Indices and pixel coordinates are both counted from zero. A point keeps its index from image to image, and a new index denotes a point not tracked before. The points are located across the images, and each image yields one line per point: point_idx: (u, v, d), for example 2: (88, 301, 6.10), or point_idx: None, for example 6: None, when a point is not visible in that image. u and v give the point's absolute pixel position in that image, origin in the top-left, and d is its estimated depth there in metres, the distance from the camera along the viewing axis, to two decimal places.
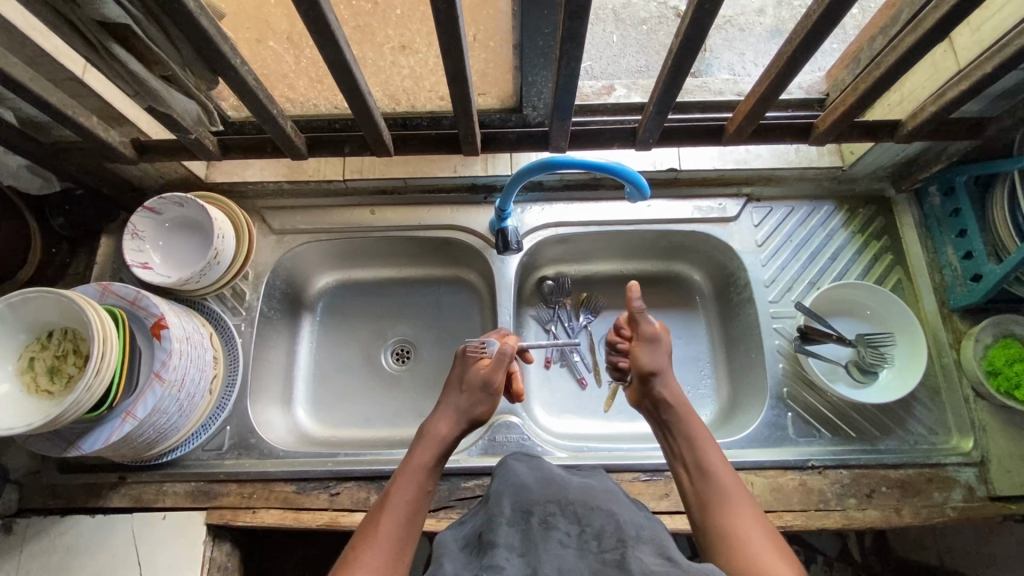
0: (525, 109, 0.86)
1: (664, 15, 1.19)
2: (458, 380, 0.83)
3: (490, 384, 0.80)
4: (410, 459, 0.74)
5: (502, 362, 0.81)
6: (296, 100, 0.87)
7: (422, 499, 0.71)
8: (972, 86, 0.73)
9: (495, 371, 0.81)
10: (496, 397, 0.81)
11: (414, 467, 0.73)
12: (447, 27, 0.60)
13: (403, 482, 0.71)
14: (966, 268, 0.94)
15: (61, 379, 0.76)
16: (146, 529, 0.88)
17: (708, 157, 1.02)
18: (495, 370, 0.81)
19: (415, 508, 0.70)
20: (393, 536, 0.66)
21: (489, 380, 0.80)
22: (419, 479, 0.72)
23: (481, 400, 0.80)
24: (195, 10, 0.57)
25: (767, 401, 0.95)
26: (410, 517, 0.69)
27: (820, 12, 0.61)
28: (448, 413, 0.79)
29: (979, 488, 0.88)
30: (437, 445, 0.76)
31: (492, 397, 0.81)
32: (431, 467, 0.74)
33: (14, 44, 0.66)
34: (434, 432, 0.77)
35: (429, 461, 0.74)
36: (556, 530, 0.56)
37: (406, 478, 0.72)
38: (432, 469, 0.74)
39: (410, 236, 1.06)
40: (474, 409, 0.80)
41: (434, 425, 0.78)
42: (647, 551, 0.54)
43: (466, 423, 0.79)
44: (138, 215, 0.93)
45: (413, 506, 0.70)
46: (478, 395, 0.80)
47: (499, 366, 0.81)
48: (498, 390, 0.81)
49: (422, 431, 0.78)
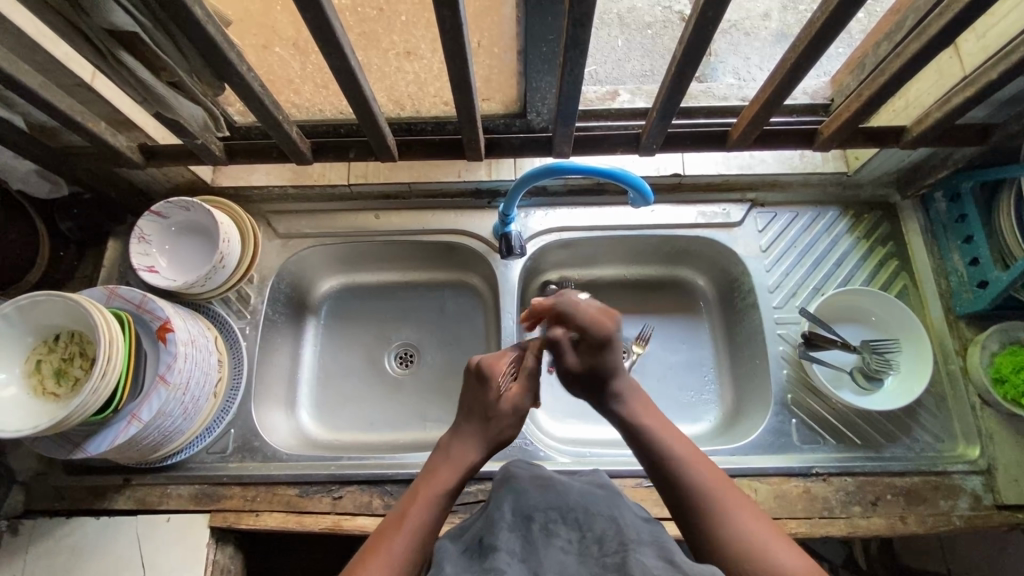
0: (529, 115, 0.86)
1: (669, 19, 1.19)
2: (480, 404, 0.75)
3: (519, 410, 0.75)
4: (432, 477, 0.70)
5: (530, 385, 0.75)
6: (302, 105, 0.87)
7: (438, 523, 0.67)
8: (978, 93, 0.72)
9: (524, 395, 0.75)
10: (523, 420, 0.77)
11: (435, 488, 0.69)
12: (452, 34, 0.60)
13: (421, 502, 0.68)
14: (972, 275, 0.94)
15: (68, 381, 0.77)
16: (151, 531, 0.88)
17: (712, 162, 1.03)
18: (524, 393, 0.75)
19: (430, 533, 0.65)
20: (402, 557, 0.62)
21: (518, 407, 0.75)
22: (439, 503, 0.68)
23: (507, 425, 0.75)
24: (203, 18, 0.57)
25: (771, 407, 0.95)
26: (424, 539, 0.64)
27: (825, 19, 0.61)
28: (472, 437, 0.74)
29: (985, 496, 0.88)
30: (461, 469, 0.71)
31: (518, 420, 0.76)
32: (452, 491, 0.70)
33: (25, 51, 0.67)
34: (459, 455, 0.72)
35: (451, 485, 0.70)
36: (557, 536, 0.57)
37: (424, 498, 0.68)
38: (452, 492, 0.70)
39: (414, 240, 1.07)
40: (501, 435, 0.75)
41: (459, 448, 0.73)
42: (649, 553, 0.53)
43: (490, 447, 0.74)
44: (144, 219, 0.93)
45: (429, 530, 0.65)
46: (506, 420, 0.74)
47: (528, 387, 0.75)
48: (525, 411, 0.76)
49: (445, 452, 0.73)
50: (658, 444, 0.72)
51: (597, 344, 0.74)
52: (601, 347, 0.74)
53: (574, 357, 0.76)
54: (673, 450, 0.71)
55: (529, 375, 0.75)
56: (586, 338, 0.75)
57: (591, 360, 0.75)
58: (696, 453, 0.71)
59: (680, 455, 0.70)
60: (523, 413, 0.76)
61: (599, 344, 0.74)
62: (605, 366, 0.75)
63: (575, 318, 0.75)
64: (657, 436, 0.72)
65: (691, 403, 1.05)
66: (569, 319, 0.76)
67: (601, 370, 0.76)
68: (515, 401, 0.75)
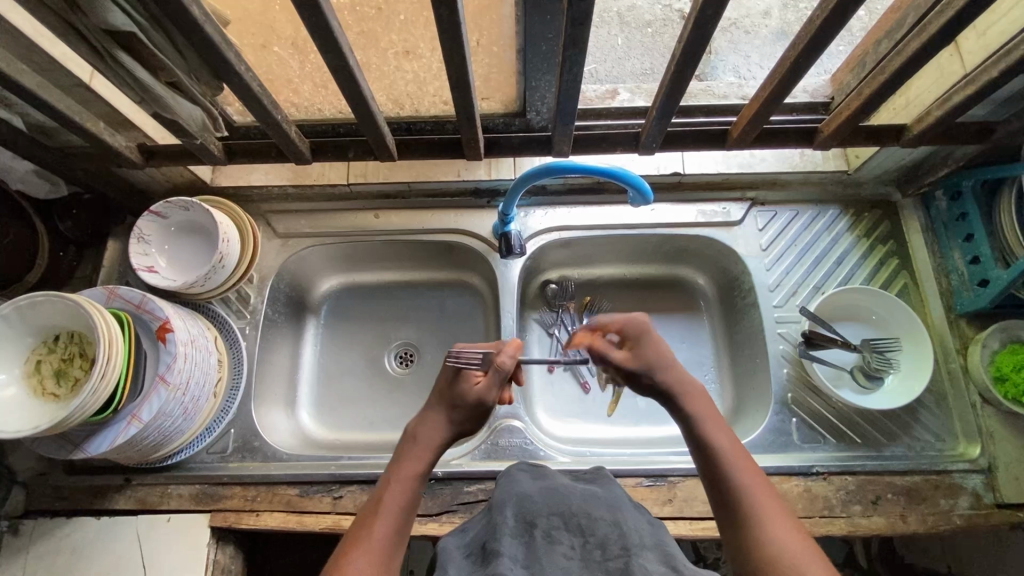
0: (529, 114, 0.86)
1: (669, 17, 1.19)
2: (448, 391, 0.75)
3: (483, 404, 0.74)
4: (402, 463, 0.69)
5: (497, 380, 0.75)
6: (301, 104, 0.86)
7: (414, 507, 0.67)
8: (979, 91, 0.72)
9: (490, 389, 0.75)
10: (488, 414, 0.76)
11: (409, 473, 0.68)
12: (450, 33, 0.60)
13: (397, 487, 0.66)
14: (973, 273, 0.94)
15: (68, 381, 0.77)
16: (152, 531, 0.88)
17: (712, 161, 1.02)
18: (491, 386, 0.75)
19: (407, 516, 0.65)
20: (384, 542, 0.61)
21: (483, 398, 0.74)
22: (413, 488, 0.67)
23: (473, 416, 0.74)
24: (200, 18, 0.57)
25: (771, 406, 0.95)
26: (402, 525, 0.64)
27: (824, 18, 0.61)
28: (436, 416, 0.73)
29: (986, 495, 0.88)
30: (430, 451, 0.71)
31: (482, 412, 0.75)
32: (424, 475, 0.69)
33: (22, 51, 0.67)
34: (428, 437, 0.71)
35: (422, 467, 0.69)
36: (559, 542, 0.57)
37: (398, 483, 0.67)
38: (424, 476, 0.69)
39: (413, 240, 1.07)
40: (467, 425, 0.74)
41: (425, 429, 0.72)
42: (652, 558, 0.54)
43: (457, 428, 0.73)
44: (144, 219, 0.93)
45: (406, 515, 0.65)
46: (471, 409, 0.74)
47: (495, 382, 0.75)
48: (490, 406, 0.75)
49: (413, 435, 0.72)
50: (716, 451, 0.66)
51: (636, 329, 0.77)
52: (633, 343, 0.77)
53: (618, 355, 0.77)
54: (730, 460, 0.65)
55: (498, 370, 0.75)
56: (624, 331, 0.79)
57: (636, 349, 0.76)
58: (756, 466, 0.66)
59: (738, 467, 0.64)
60: (488, 407, 0.75)
61: (638, 331, 0.77)
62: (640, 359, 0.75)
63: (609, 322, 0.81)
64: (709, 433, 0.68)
65: None
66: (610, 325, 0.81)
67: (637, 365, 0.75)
68: (481, 393, 0.74)
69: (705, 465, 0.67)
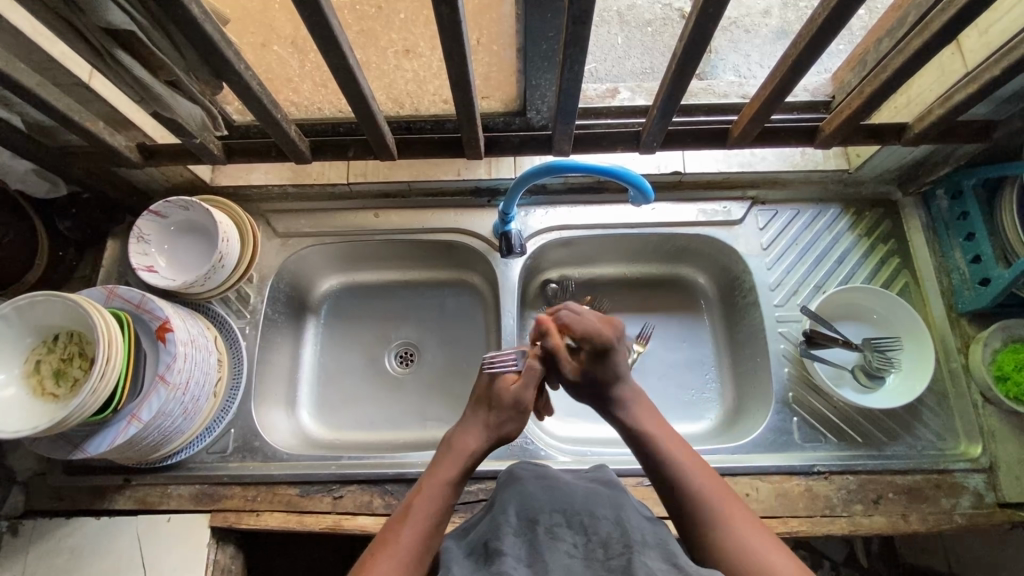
0: (529, 113, 0.86)
1: (669, 16, 1.19)
2: (487, 396, 0.77)
3: (521, 404, 0.75)
4: (435, 471, 0.71)
5: (531, 379, 0.76)
6: (301, 103, 0.86)
7: (445, 513, 0.68)
8: (980, 89, 0.72)
9: (526, 389, 0.76)
10: (527, 414, 0.76)
11: (439, 480, 0.69)
12: (450, 31, 0.60)
13: (426, 495, 0.68)
14: (974, 272, 0.94)
15: (67, 381, 0.77)
16: (152, 531, 0.88)
17: (712, 160, 1.02)
18: (527, 387, 0.76)
19: (435, 523, 0.66)
20: (412, 548, 0.63)
21: (520, 399, 0.75)
22: (443, 495, 0.68)
23: (512, 420, 0.75)
24: (200, 16, 0.57)
25: (772, 405, 0.95)
26: (431, 531, 0.65)
27: (826, 16, 0.61)
28: (474, 427, 0.75)
29: (988, 494, 0.87)
30: (464, 460, 0.72)
31: (520, 415, 0.76)
32: (455, 483, 0.70)
33: (21, 50, 0.67)
34: (462, 446, 0.73)
35: (454, 476, 0.70)
36: (562, 541, 0.57)
37: (427, 491, 0.68)
38: (457, 483, 0.70)
39: (413, 239, 1.07)
40: (505, 430, 0.75)
41: (461, 438, 0.74)
42: (654, 556, 0.54)
43: (494, 439, 0.74)
44: (143, 219, 0.93)
45: (436, 521, 0.66)
46: (509, 414, 0.75)
47: (531, 382, 0.76)
48: (529, 407, 0.76)
49: (449, 443, 0.74)
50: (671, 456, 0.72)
51: (598, 351, 0.78)
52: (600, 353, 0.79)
53: (574, 365, 0.80)
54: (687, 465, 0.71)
55: (530, 371, 0.77)
56: (587, 344, 0.79)
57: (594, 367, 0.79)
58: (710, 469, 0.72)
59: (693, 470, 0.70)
60: (527, 409, 0.76)
61: (601, 351, 0.79)
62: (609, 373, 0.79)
63: (575, 328, 0.80)
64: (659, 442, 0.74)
65: (692, 401, 1.05)
66: (572, 328, 0.80)
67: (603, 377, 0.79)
68: (517, 394, 0.75)
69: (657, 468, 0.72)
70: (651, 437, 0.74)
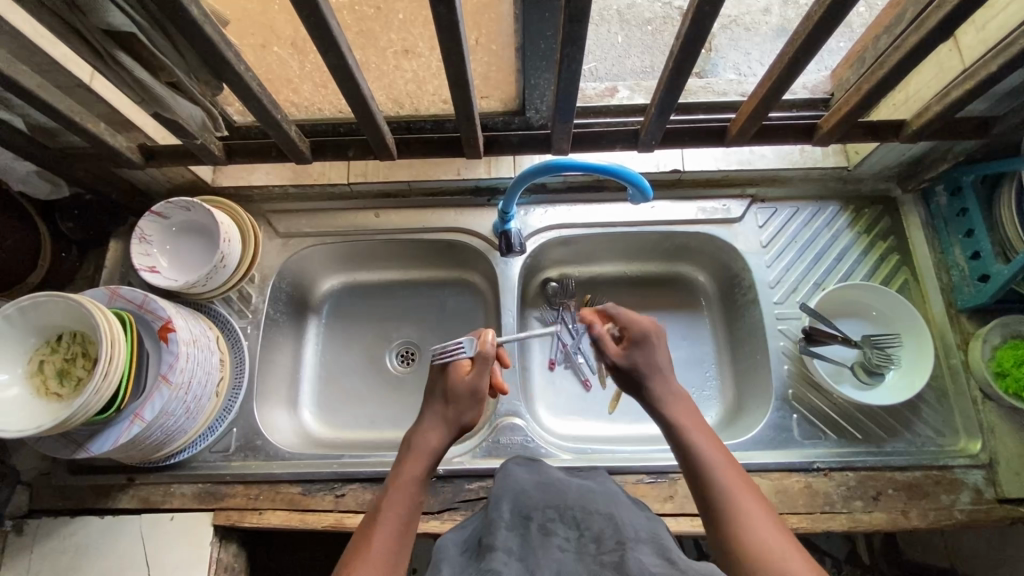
0: (528, 112, 0.87)
1: (668, 15, 1.19)
2: (439, 389, 0.76)
3: (476, 392, 0.75)
4: (400, 471, 0.71)
5: (485, 366, 0.75)
6: (301, 104, 0.87)
7: (414, 513, 0.68)
8: (977, 86, 0.72)
9: (480, 377, 0.75)
10: (485, 401, 0.76)
11: (404, 481, 0.69)
12: (448, 32, 0.60)
13: (394, 497, 0.68)
14: (973, 269, 0.94)
15: (70, 381, 0.77)
16: (155, 530, 0.89)
17: (711, 158, 1.02)
18: (481, 374, 0.75)
19: (406, 523, 0.66)
20: (385, 553, 0.63)
21: (476, 387, 0.75)
22: (411, 494, 0.68)
23: (467, 408, 0.74)
24: (199, 18, 0.57)
25: (772, 402, 0.95)
26: (405, 529, 0.66)
27: (821, 14, 0.61)
28: (432, 424, 0.74)
29: (987, 490, 0.88)
30: (429, 456, 0.72)
31: (479, 402, 0.75)
32: (423, 480, 0.70)
33: (24, 52, 0.68)
34: (423, 443, 0.73)
35: (421, 473, 0.71)
36: (554, 535, 0.58)
37: (396, 492, 0.68)
38: (427, 476, 0.72)
39: (414, 239, 1.07)
40: (462, 418, 0.74)
41: (421, 436, 0.74)
42: (646, 550, 0.54)
43: (455, 430, 0.74)
44: (145, 220, 0.94)
45: (406, 522, 0.66)
46: (463, 403, 0.74)
47: (484, 370, 0.75)
48: (485, 394, 0.75)
49: (410, 442, 0.74)
50: (694, 453, 0.69)
51: (637, 336, 0.78)
52: (643, 340, 0.78)
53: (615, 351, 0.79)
54: (711, 461, 0.68)
55: (484, 358, 0.75)
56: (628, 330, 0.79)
57: (632, 354, 0.77)
58: (728, 453, 0.70)
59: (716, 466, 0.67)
60: (483, 395, 0.75)
61: (640, 337, 0.78)
62: (647, 363, 0.77)
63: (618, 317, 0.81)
64: (689, 435, 0.71)
65: (692, 398, 1.05)
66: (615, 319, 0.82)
67: (641, 365, 0.77)
68: (473, 381, 0.75)
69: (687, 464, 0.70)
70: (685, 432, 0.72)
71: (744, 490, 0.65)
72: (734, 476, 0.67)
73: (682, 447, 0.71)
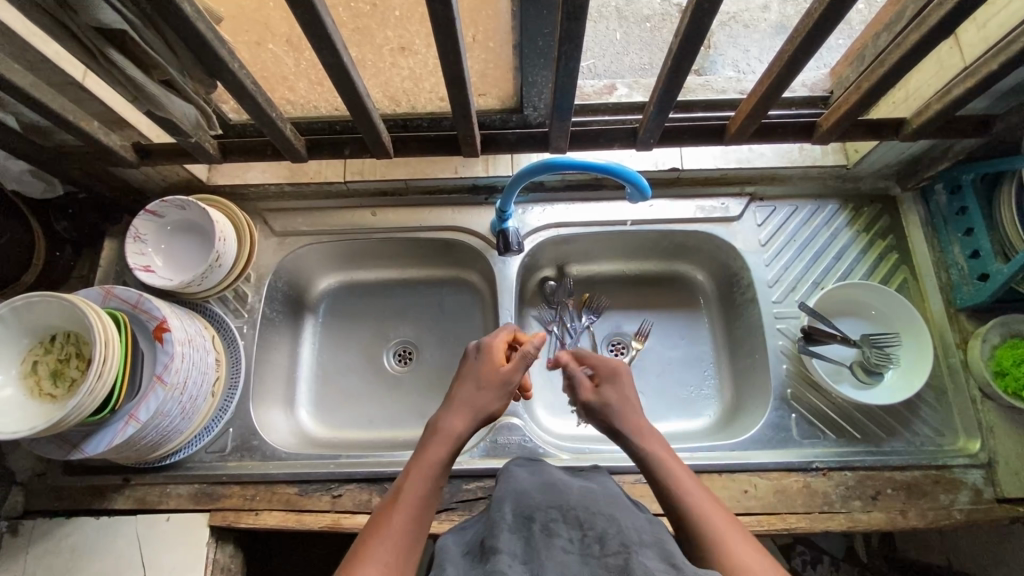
0: (526, 110, 0.86)
1: (667, 12, 1.18)
2: (473, 377, 0.77)
3: (508, 384, 0.77)
4: (423, 454, 0.70)
5: (525, 361, 0.78)
6: (297, 101, 0.86)
7: (432, 498, 0.67)
8: (978, 83, 0.71)
9: (515, 371, 0.77)
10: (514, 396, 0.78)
11: (428, 464, 0.68)
12: (444, 29, 0.59)
13: (416, 478, 0.67)
14: (973, 268, 0.94)
15: (64, 382, 0.77)
16: (151, 530, 0.88)
17: (710, 156, 1.01)
18: (517, 369, 0.77)
19: (427, 506, 0.65)
20: (401, 535, 0.62)
21: (510, 380, 0.77)
22: (433, 478, 0.67)
23: (497, 399, 0.76)
24: (192, 14, 0.57)
25: (771, 402, 0.95)
26: (421, 516, 0.65)
27: (821, 11, 0.60)
28: (462, 409, 0.74)
29: (986, 490, 0.87)
30: (453, 443, 0.71)
31: (509, 396, 0.77)
32: (445, 466, 0.69)
33: (15, 50, 0.67)
34: (449, 429, 0.72)
35: (444, 458, 0.70)
36: (557, 536, 0.57)
37: (418, 474, 0.67)
38: (445, 468, 0.70)
39: (411, 238, 1.06)
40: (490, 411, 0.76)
41: (447, 420, 0.73)
42: (652, 555, 0.54)
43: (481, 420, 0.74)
44: (139, 219, 0.93)
45: (426, 506, 0.65)
46: (495, 393, 0.76)
47: (521, 365, 0.78)
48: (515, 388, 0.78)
49: (435, 425, 0.73)
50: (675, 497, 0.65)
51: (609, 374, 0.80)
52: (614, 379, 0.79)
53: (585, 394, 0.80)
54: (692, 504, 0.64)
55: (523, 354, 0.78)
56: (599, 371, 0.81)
57: (603, 393, 0.78)
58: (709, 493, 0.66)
59: (698, 509, 0.64)
60: (513, 389, 0.78)
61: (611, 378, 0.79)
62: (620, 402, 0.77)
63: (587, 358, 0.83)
64: (667, 480, 0.67)
65: (690, 397, 1.05)
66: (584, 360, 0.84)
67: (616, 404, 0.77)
68: (509, 373, 0.77)
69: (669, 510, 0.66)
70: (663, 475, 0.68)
71: (729, 532, 0.62)
72: (717, 516, 0.63)
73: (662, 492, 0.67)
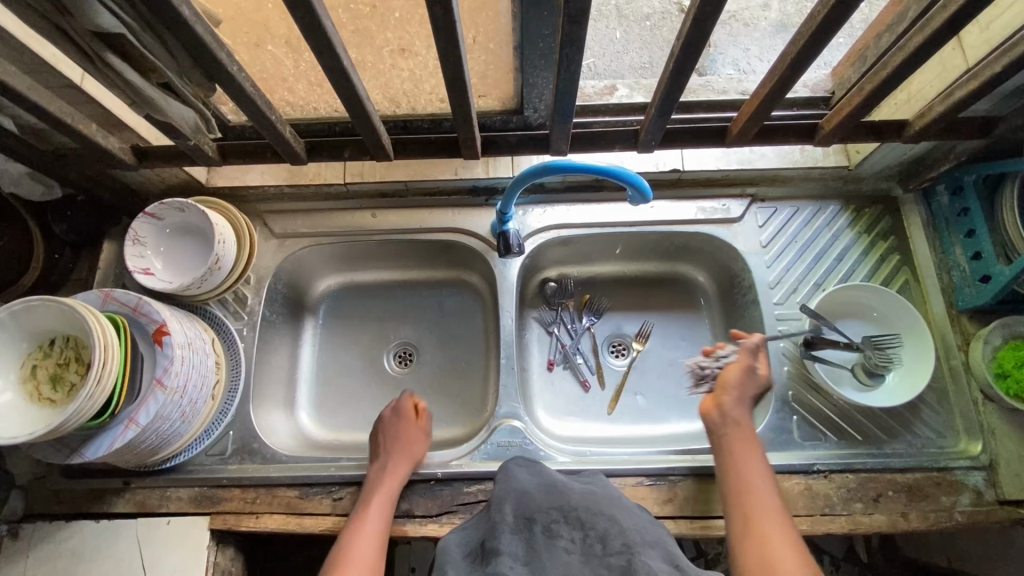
0: (526, 111, 0.86)
1: (667, 10, 1.18)
2: (394, 429, 0.92)
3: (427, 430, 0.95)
4: (376, 491, 0.85)
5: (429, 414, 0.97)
6: (296, 103, 0.86)
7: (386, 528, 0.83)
8: (981, 86, 0.71)
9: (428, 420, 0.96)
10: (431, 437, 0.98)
11: (381, 500, 0.84)
12: (445, 33, 0.59)
13: (373, 515, 0.82)
14: (974, 270, 0.93)
15: (64, 387, 0.76)
16: (151, 534, 0.88)
17: (712, 157, 1.01)
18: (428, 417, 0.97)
19: (382, 535, 0.81)
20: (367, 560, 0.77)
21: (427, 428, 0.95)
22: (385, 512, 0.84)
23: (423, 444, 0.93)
24: (190, 18, 0.56)
25: (773, 404, 0.94)
26: (380, 545, 0.80)
27: (824, 14, 0.60)
28: (397, 453, 0.89)
29: (987, 492, 0.87)
30: (399, 482, 0.87)
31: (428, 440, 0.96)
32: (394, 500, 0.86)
33: (12, 53, 0.66)
34: (392, 469, 0.87)
35: (394, 494, 0.86)
36: (559, 536, 0.64)
37: (374, 510, 0.83)
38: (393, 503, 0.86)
39: (411, 239, 1.06)
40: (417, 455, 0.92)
41: (389, 463, 0.88)
42: (654, 555, 0.60)
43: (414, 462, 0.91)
44: (138, 221, 0.92)
45: (381, 537, 0.81)
46: (420, 439, 0.93)
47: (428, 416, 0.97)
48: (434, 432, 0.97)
49: (380, 467, 0.87)
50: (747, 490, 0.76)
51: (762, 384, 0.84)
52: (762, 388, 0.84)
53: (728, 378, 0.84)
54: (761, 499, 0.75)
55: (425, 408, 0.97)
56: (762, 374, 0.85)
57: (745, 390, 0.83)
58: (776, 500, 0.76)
59: (763, 505, 0.74)
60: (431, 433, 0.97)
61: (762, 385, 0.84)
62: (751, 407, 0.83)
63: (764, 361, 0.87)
64: (748, 474, 0.77)
65: (691, 398, 1.05)
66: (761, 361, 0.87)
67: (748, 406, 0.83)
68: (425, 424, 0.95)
69: (737, 496, 0.76)
70: (745, 471, 0.78)
71: (783, 533, 0.71)
72: (776, 518, 0.73)
73: (738, 480, 0.77)
